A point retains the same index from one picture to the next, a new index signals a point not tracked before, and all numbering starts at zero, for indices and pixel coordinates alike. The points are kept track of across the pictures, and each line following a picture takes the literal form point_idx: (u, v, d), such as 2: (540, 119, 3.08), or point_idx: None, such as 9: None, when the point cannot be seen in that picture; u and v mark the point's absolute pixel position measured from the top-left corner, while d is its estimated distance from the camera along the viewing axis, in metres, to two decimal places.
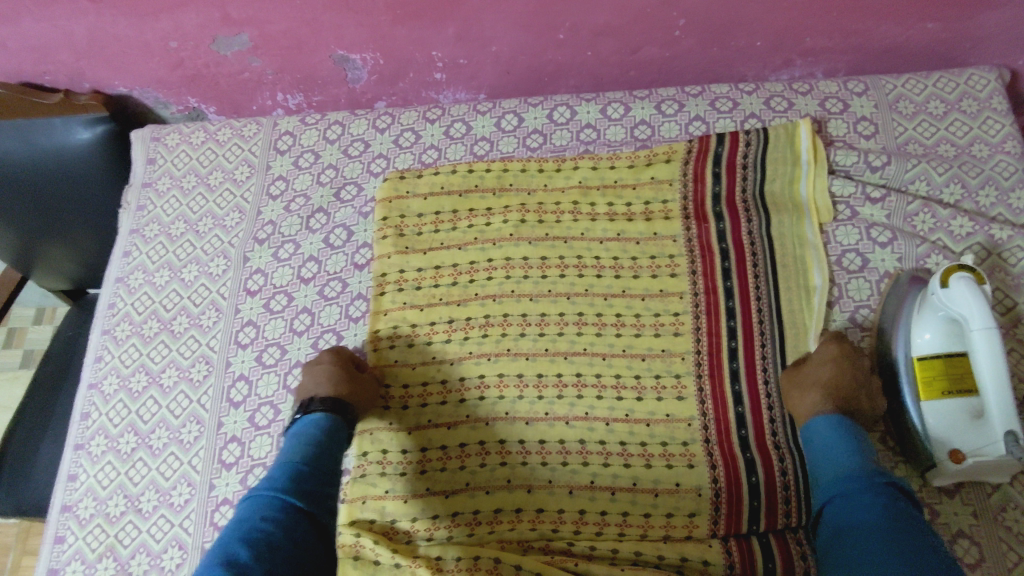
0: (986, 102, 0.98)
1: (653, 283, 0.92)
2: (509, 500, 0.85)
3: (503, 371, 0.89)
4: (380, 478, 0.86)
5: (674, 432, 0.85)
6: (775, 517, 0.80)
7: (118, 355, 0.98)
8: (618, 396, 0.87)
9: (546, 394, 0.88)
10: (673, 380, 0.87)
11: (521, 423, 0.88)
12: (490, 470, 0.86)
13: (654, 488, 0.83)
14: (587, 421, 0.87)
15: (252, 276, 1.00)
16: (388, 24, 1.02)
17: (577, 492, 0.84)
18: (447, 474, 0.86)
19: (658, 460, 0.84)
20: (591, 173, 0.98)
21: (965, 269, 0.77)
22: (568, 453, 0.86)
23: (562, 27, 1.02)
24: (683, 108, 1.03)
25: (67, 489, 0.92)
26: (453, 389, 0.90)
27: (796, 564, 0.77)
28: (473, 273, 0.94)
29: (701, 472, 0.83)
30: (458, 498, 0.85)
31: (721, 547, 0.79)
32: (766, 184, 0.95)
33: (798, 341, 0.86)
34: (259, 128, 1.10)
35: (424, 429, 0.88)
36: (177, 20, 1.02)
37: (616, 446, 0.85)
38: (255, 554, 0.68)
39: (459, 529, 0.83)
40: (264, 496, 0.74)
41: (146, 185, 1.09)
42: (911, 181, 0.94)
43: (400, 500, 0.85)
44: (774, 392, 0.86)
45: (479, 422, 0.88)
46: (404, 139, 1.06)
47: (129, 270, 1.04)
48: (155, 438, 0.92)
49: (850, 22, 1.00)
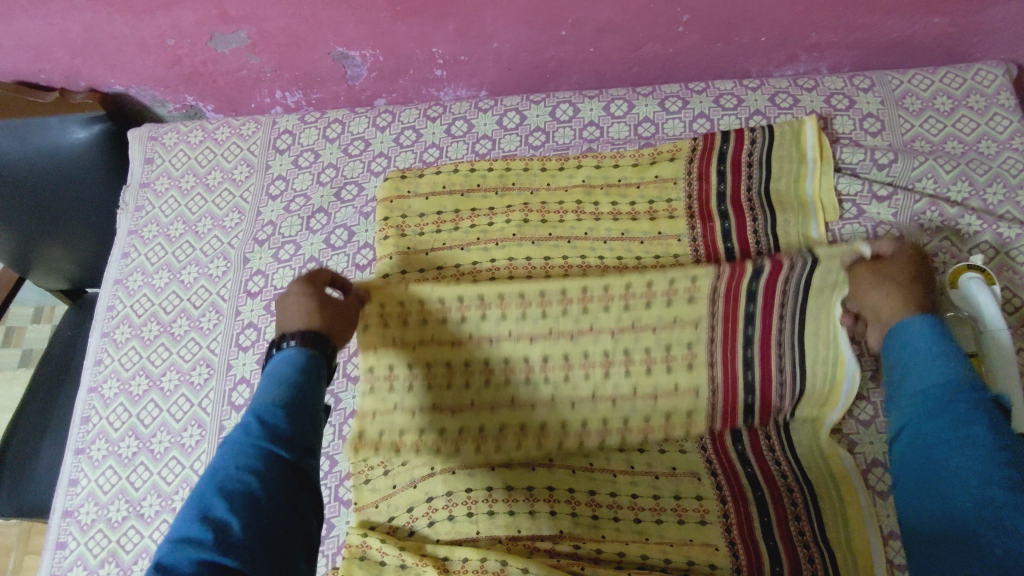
0: (993, 97, 0.97)
1: None
2: (511, 418, 0.90)
3: (502, 290, 0.88)
4: (391, 392, 0.89)
5: (680, 334, 0.87)
6: (783, 511, 0.81)
7: (118, 359, 0.97)
8: (625, 306, 0.87)
9: (549, 312, 0.88)
10: (684, 350, 0.88)
11: (524, 342, 0.89)
12: (494, 389, 0.90)
13: (653, 393, 0.88)
14: (592, 333, 0.88)
15: (253, 278, 0.99)
16: (388, 21, 1.00)
17: (580, 404, 0.89)
18: (454, 391, 0.90)
19: (658, 367, 0.88)
20: (594, 171, 0.97)
21: (975, 270, 0.84)
22: (570, 369, 0.89)
23: (564, 23, 1.00)
24: (687, 105, 1.02)
25: (67, 494, 0.91)
26: (450, 309, 0.89)
27: (803, 565, 0.77)
28: (475, 274, 0.93)
29: (700, 373, 0.87)
30: (465, 415, 0.90)
31: (726, 548, 0.80)
32: (772, 182, 0.93)
33: (818, 338, 0.85)
34: (257, 126, 1.09)
35: (426, 344, 0.90)
36: (173, 17, 1.00)
37: (620, 355, 0.88)
38: (233, 508, 0.59)
39: (466, 445, 0.89)
40: (236, 441, 0.63)
41: (144, 185, 1.08)
42: (918, 179, 0.93)
43: (409, 413, 0.89)
44: (786, 382, 0.86)
45: (482, 340, 0.89)
46: (405, 137, 1.05)
47: (128, 271, 1.03)
48: (156, 443, 0.91)
49: (856, 17, 0.99)
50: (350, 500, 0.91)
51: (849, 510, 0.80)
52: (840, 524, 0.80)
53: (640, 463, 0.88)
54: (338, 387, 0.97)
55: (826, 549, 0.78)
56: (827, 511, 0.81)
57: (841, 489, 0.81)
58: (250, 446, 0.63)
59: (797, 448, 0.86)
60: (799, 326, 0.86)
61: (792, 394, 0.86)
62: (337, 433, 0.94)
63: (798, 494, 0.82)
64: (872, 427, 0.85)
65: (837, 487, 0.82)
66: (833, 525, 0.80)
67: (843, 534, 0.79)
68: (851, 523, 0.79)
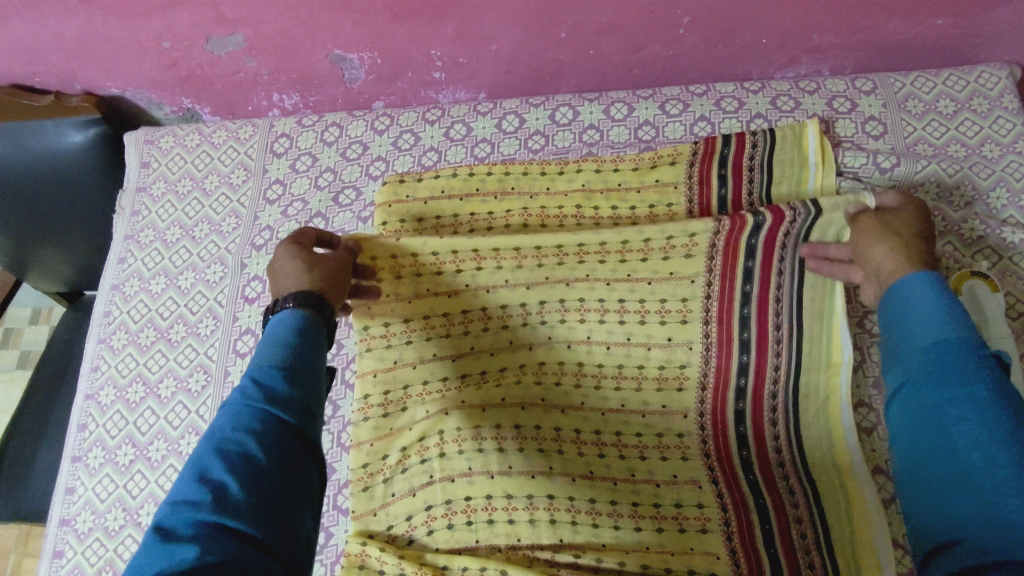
0: (997, 100, 0.96)
1: (662, 266, 0.89)
2: (512, 359, 0.94)
3: (497, 246, 0.89)
4: (387, 349, 0.91)
5: (675, 289, 0.89)
6: (788, 532, 0.82)
7: (115, 365, 0.97)
8: (621, 259, 0.89)
9: (544, 262, 0.90)
10: (679, 304, 0.90)
11: (521, 289, 0.92)
12: (493, 334, 0.94)
13: (647, 342, 0.91)
14: (588, 281, 0.91)
15: (251, 283, 0.98)
16: (386, 23, 0.99)
17: (575, 345, 0.94)
18: (453, 337, 0.93)
19: (653, 315, 0.90)
20: (594, 176, 0.95)
21: (979, 276, 0.84)
22: (567, 310, 0.93)
23: (564, 25, 0.99)
24: (687, 108, 1.01)
25: (65, 502, 0.91)
26: (444, 262, 0.90)
27: (802, 565, 0.80)
28: (462, 263, 0.90)
29: (695, 327, 0.89)
30: (466, 360, 0.93)
31: (728, 558, 0.82)
32: (773, 187, 0.92)
33: (813, 341, 0.85)
34: (254, 130, 1.08)
35: (424, 297, 0.92)
36: (169, 20, 0.99)
37: (615, 304, 0.91)
38: (230, 468, 0.57)
39: (469, 389, 0.93)
40: (235, 405, 0.62)
41: (141, 189, 1.07)
42: (921, 183, 0.92)
43: (410, 364, 0.92)
44: (779, 380, 0.87)
45: (479, 290, 0.92)
46: (403, 140, 1.04)
47: (125, 276, 1.02)
48: (153, 450, 0.91)
49: (858, 19, 0.98)
50: (350, 508, 0.91)
51: (853, 509, 0.79)
52: (845, 527, 0.79)
53: (641, 471, 0.89)
54: (337, 394, 0.96)
55: (826, 548, 0.79)
56: (830, 511, 0.81)
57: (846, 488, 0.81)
58: (249, 410, 0.61)
59: (806, 443, 0.85)
60: (798, 281, 0.86)
61: (788, 355, 0.86)
62: (337, 440, 0.94)
63: (801, 498, 0.83)
64: (874, 435, 0.84)
65: (837, 491, 0.81)
66: (836, 528, 0.80)
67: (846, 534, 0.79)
68: (854, 524, 0.79)
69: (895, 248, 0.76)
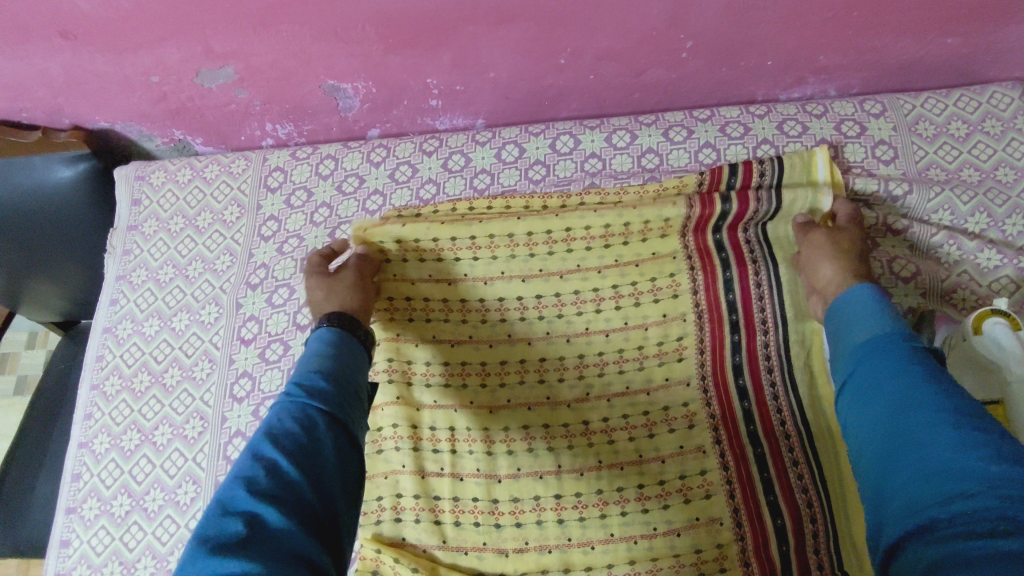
0: (1011, 121, 0.93)
1: (643, 247, 0.92)
2: (511, 353, 0.93)
3: (492, 233, 0.91)
4: (391, 325, 0.94)
5: (662, 267, 0.92)
6: (800, 521, 0.80)
7: (108, 412, 0.94)
8: (605, 245, 0.92)
9: (536, 252, 0.92)
10: (668, 279, 0.91)
11: (516, 281, 0.93)
12: (490, 326, 0.94)
13: (643, 323, 0.91)
14: (580, 272, 0.93)
15: (246, 324, 0.95)
16: (380, 53, 0.97)
17: (574, 338, 0.92)
18: (451, 326, 0.94)
19: (645, 297, 0.91)
20: (591, 214, 0.90)
21: (1000, 315, 0.75)
22: (563, 305, 0.93)
23: (563, 51, 0.97)
24: (692, 134, 0.98)
25: (60, 556, 0.88)
26: (443, 248, 0.92)
27: (804, 521, 0.80)
28: (457, 250, 0.92)
29: (685, 300, 0.91)
30: (465, 349, 0.93)
31: (731, 521, 0.82)
32: (772, 225, 0.91)
33: (797, 302, 0.88)
34: (248, 164, 1.05)
35: (426, 281, 0.94)
36: (157, 55, 0.96)
37: (609, 289, 0.92)
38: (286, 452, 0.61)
39: (471, 377, 0.92)
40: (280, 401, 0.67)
41: (132, 228, 1.05)
42: (934, 211, 0.89)
43: (413, 344, 0.93)
44: (773, 350, 0.88)
45: (478, 281, 0.93)
46: (400, 172, 1.02)
47: (117, 319, 1.00)
48: (150, 500, 0.88)
49: (865, 40, 0.96)
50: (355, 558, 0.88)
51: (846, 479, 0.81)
52: (839, 477, 0.82)
53: (648, 451, 0.87)
54: None
55: (823, 489, 0.81)
56: (826, 463, 0.82)
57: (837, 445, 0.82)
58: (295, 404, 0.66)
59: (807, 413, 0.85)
60: (774, 268, 0.89)
61: (773, 306, 0.88)
62: None
63: (800, 452, 0.83)
64: None
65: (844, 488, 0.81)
66: (833, 480, 0.82)
67: (841, 477, 0.81)
68: (844, 474, 0.81)
69: (843, 267, 0.81)
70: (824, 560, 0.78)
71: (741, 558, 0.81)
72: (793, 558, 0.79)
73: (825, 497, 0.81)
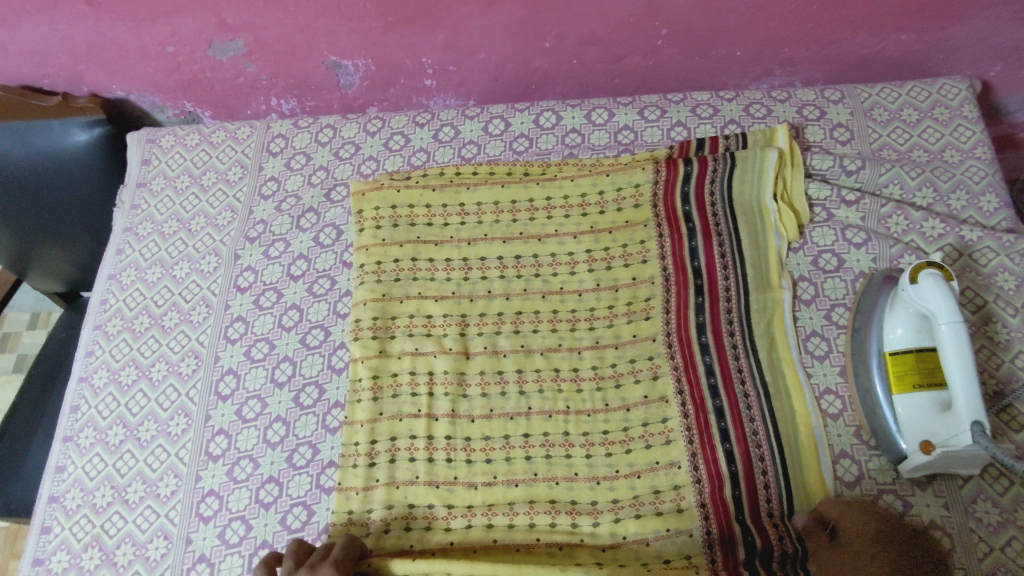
0: (957, 110, 1.02)
1: (618, 215, 0.99)
2: (488, 307, 0.97)
3: (479, 200, 1.02)
4: (378, 282, 0.98)
5: (634, 234, 0.98)
6: (752, 470, 0.83)
7: (109, 350, 1.00)
8: (583, 213, 1.00)
9: (518, 217, 1.01)
10: (637, 247, 0.97)
11: (497, 243, 1.00)
12: (470, 283, 0.98)
13: (614, 285, 0.96)
14: (557, 237, 1.00)
15: (243, 273, 1.03)
16: (380, 31, 1.05)
17: (549, 295, 0.97)
18: (436, 283, 0.98)
19: (617, 261, 0.97)
20: (569, 184, 1.01)
21: (934, 267, 0.81)
22: (540, 265, 0.99)
23: (548, 35, 1.05)
24: (665, 114, 1.07)
25: (55, 480, 0.93)
26: (434, 214, 1.02)
27: (755, 465, 0.84)
28: (447, 217, 1.02)
29: (653, 265, 0.96)
30: (448, 303, 0.97)
31: (689, 465, 0.84)
32: (735, 193, 0.98)
33: (759, 267, 0.94)
34: (252, 131, 1.14)
35: (415, 243, 1.01)
36: (174, 25, 1.05)
37: (583, 253, 0.98)
38: None
39: (451, 328, 0.95)
40: None
41: (141, 185, 1.13)
42: (885, 185, 0.98)
43: (397, 300, 0.97)
44: (735, 311, 0.92)
45: (462, 243, 1.00)
46: (393, 142, 1.11)
47: (122, 267, 1.07)
48: (144, 431, 0.94)
49: (827, 33, 1.04)
50: (333, 487, 0.88)
51: (803, 433, 0.85)
52: (792, 426, 0.86)
53: (614, 400, 0.90)
54: (323, 378, 0.94)
55: (773, 436, 0.85)
56: (778, 408, 0.87)
57: (791, 395, 0.87)
58: None
59: (761, 361, 0.89)
60: (737, 241, 0.96)
61: (735, 272, 0.94)
62: (322, 422, 0.92)
63: (755, 405, 0.87)
64: (839, 421, 0.86)
65: (797, 436, 0.85)
66: (786, 427, 0.86)
67: (795, 427, 0.85)
68: (797, 424, 0.85)
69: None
70: (773, 501, 0.82)
71: (698, 500, 0.83)
72: (745, 501, 0.82)
73: (777, 448, 0.84)
